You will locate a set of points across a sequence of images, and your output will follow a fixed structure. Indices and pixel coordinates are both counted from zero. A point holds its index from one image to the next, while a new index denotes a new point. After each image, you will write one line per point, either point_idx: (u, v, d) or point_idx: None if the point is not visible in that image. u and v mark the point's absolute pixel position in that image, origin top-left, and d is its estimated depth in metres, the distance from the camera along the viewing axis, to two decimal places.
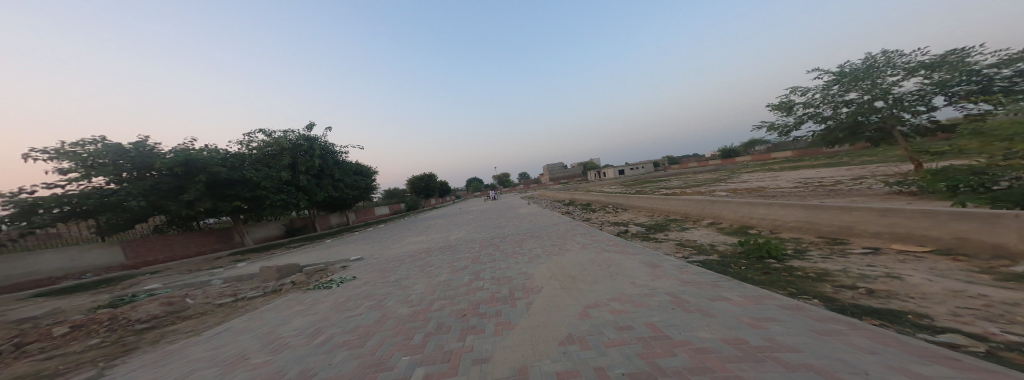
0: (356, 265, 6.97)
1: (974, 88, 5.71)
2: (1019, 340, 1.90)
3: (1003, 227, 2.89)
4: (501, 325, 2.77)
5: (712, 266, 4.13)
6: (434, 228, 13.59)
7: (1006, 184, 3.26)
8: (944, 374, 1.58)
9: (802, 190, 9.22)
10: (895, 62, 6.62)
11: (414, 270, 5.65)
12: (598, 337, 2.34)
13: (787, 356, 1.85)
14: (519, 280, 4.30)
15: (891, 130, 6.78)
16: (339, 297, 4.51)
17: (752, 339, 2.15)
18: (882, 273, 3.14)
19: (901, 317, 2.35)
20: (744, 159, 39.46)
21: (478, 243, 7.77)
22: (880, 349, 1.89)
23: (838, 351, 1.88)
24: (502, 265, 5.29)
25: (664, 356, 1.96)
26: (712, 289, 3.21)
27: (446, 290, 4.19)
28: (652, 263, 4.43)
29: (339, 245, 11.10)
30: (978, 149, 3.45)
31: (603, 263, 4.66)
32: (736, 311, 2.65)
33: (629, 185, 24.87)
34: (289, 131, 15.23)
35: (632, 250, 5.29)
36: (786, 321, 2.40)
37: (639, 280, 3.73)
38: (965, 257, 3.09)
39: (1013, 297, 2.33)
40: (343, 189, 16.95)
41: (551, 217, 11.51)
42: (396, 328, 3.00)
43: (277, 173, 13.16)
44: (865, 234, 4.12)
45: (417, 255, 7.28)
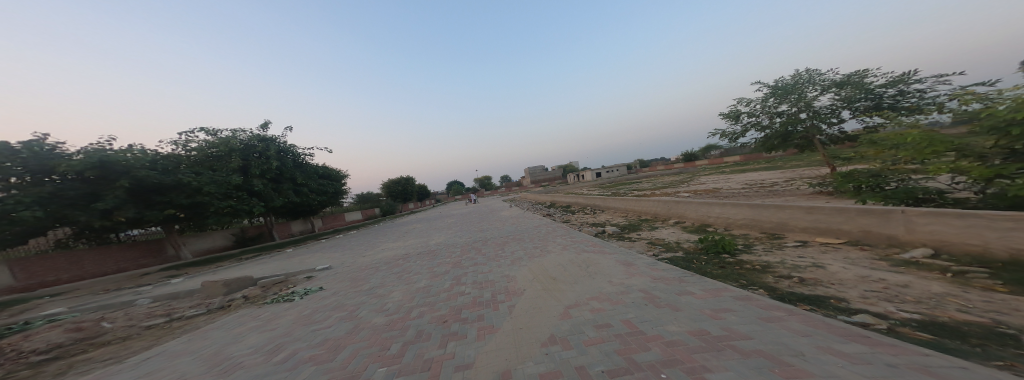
0: (323, 275, 6.51)
1: (870, 104, 6.75)
2: (910, 316, 2.26)
3: (894, 221, 3.44)
4: (484, 330, 2.75)
5: (676, 262, 4.43)
6: (407, 233, 13.10)
7: (895, 184, 3.87)
8: (859, 350, 1.84)
9: (750, 190, 10.24)
10: (814, 80, 7.63)
11: (391, 278, 5.40)
12: (579, 336, 2.41)
13: (742, 343, 2.05)
14: (502, 283, 4.28)
15: (811, 139, 7.78)
16: (301, 310, 4.18)
17: (713, 329, 2.34)
18: (811, 263, 3.58)
19: (825, 301, 2.70)
20: (703, 163, 42.83)
21: (459, 247, 7.63)
22: (811, 332, 2.16)
23: (779, 336, 2.12)
24: (484, 269, 5.24)
25: (639, 351, 2.07)
26: (678, 284, 3.44)
27: (425, 297, 4.06)
28: (626, 261, 4.64)
29: (302, 255, 10.30)
30: (874, 156, 4.07)
31: (582, 263, 4.81)
32: (698, 304, 2.87)
33: (606, 188, 25.96)
34: (239, 131, 13.90)
35: (609, 249, 5.52)
36: (739, 311, 2.66)
37: (616, 278, 3.90)
38: (868, 246, 3.64)
39: (904, 280, 2.77)
40: (307, 194, 15.82)
41: (529, 220, 11.59)
42: (371, 339, 2.85)
43: (225, 177, 11.93)
44: (796, 229, 4.69)
45: (394, 262, 6.97)
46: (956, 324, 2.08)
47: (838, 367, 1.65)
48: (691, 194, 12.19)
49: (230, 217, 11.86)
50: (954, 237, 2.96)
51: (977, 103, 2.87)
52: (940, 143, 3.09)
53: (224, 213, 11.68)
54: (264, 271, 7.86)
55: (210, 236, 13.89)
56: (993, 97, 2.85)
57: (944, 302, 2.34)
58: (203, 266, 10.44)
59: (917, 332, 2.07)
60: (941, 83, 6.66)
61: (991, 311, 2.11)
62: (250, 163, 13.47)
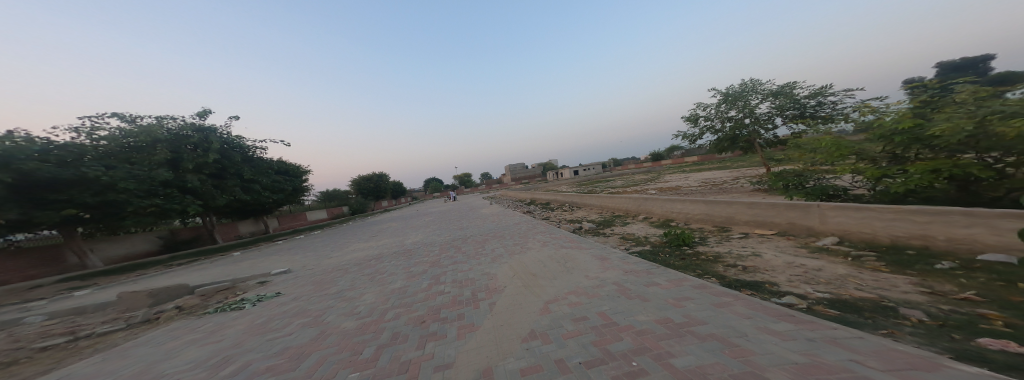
0: (280, 280, 6.04)
1: (798, 112, 7.67)
2: (822, 296, 2.65)
3: (811, 214, 3.99)
4: (464, 329, 2.76)
5: (644, 256, 4.73)
6: (377, 232, 12.52)
7: (814, 183, 4.46)
8: (786, 328, 2.13)
9: (706, 188, 11.19)
10: (756, 88, 8.48)
11: (362, 280, 5.17)
12: (558, 330, 2.51)
13: (700, 328, 2.27)
14: (482, 281, 4.28)
15: (753, 142, 8.65)
16: (254, 319, 3.85)
17: (675, 317, 2.56)
18: (751, 252, 4.03)
19: (761, 286, 3.07)
20: (668, 162, 45.88)
21: (437, 246, 7.47)
22: (751, 314, 2.46)
23: (728, 320, 2.38)
24: (464, 267, 5.20)
25: (613, 341, 2.20)
26: (646, 276, 3.70)
27: (401, 298, 3.94)
28: (601, 256, 4.86)
29: (255, 258, 9.43)
30: (799, 158, 4.65)
31: (560, 259, 4.97)
32: (663, 294, 3.12)
33: (582, 185, 26.84)
34: (167, 118, 12.31)
35: (585, 245, 5.76)
36: (696, 299, 2.92)
37: (592, 273, 4.09)
38: (793, 236, 4.18)
39: (819, 264, 3.23)
40: (257, 191, 14.51)
41: (504, 218, 11.60)
42: (341, 344, 2.73)
43: (148, 170, 10.47)
44: (739, 222, 5.23)
45: (365, 262, 6.65)
46: (855, 300, 2.48)
47: (773, 345, 1.89)
48: (656, 192, 12.99)
49: (155, 218, 10.55)
50: (852, 227, 3.51)
51: (873, 115, 3.40)
52: (846, 147, 3.63)
53: (146, 214, 10.37)
54: (205, 278, 7.07)
55: (127, 240, 12.24)
56: (882, 110, 3.40)
57: (846, 282, 2.77)
58: (125, 274, 9.13)
59: (826, 309, 2.43)
60: (849, 96, 7.77)
61: (876, 287, 2.55)
62: (181, 155, 11.96)
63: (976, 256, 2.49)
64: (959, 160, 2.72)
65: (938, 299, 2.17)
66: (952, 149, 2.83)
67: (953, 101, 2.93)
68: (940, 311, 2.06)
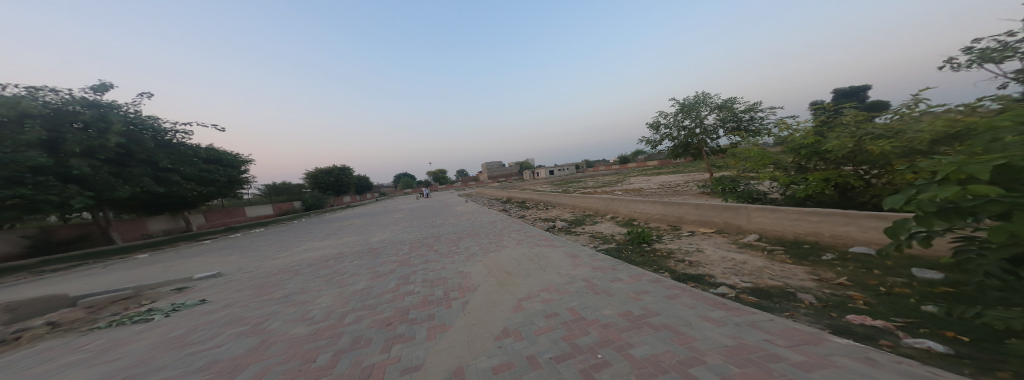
0: (205, 285, 5.55)
1: (738, 125, 8.59)
2: (745, 285, 3.09)
3: (739, 214, 4.58)
4: (434, 329, 2.81)
5: (610, 253, 5.09)
6: (336, 230, 11.83)
7: (743, 187, 5.10)
8: (721, 315, 2.48)
9: (666, 190, 12.09)
10: (706, 101, 9.35)
11: (318, 282, 4.92)
12: (530, 327, 2.66)
13: (655, 320, 2.55)
14: (454, 280, 4.31)
15: (701, 150, 9.53)
16: (165, 333, 3.46)
17: (634, 309, 2.83)
18: (695, 249, 4.51)
19: (703, 278, 3.48)
20: (635, 165, 48.61)
21: (408, 244, 7.29)
22: (694, 304, 2.80)
23: (677, 310, 2.70)
24: (436, 266, 5.18)
25: (580, 335, 2.40)
26: (612, 272, 4.00)
27: (363, 300, 3.86)
28: (572, 253, 5.13)
29: (171, 261, 8.36)
30: (733, 165, 5.29)
31: (534, 257, 5.16)
32: (625, 289, 3.40)
33: (557, 185, 27.53)
34: (44, 89, 10.15)
35: (558, 243, 6.00)
36: (653, 292, 3.23)
37: (564, 270, 4.32)
38: (726, 234, 4.77)
39: (744, 258, 3.74)
40: (176, 183, 12.87)
41: (474, 216, 11.58)
42: (289, 352, 2.64)
43: (10, 153, 8.64)
44: (688, 222, 5.79)
45: (323, 263, 6.29)
46: (769, 287, 2.94)
47: (711, 331, 2.22)
48: (622, 193, 13.80)
49: (19, 212, 9.02)
50: (768, 225, 4.10)
51: (787, 131, 3.99)
52: (767, 157, 4.22)
53: (8, 207, 8.87)
54: (114, 284, 6.19)
55: None
56: (794, 127, 4.00)
57: (762, 273, 3.25)
58: None
59: (748, 296, 2.84)
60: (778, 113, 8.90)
61: (783, 276, 3.04)
62: (64, 135, 9.85)
63: (849, 249, 3.09)
64: (841, 171, 3.33)
65: (824, 285, 2.65)
66: (839, 162, 3.44)
67: (842, 123, 3.55)
68: (824, 295, 2.53)
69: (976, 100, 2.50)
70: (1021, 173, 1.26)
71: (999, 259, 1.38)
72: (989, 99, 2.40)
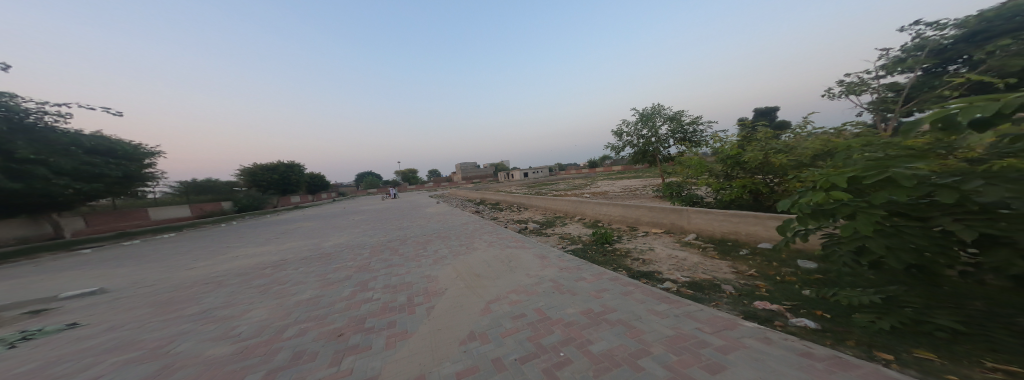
0: (77, 305, 4.15)
1: (686, 135, 9.48)
2: (685, 280, 3.39)
3: (684, 216, 5.04)
4: (395, 337, 2.54)
5: (577, 253, 5.02)
6: (280, 236, 10.40)
7: (686, 192, 5.67)
8: (667, 310, 2.67)
9: (628, 193, 12.87)
10: (659, 113, 10.14)
11: (252, 294, 4.10)
12: (497, 329, 2.54)
13: (613, 316, 2.65)
14: (421, 285, 3.83)
15: (656, 157, 10.34)
16: (8, 369, 2.39)
17: (595, 306, 2.88)
18: (648, 248, 4.83)
19: (652, 275, 3.72)
20: (603, 169, 51.11)
21: (370, 249, 6.67)
22: (644, 299, 2.96)
23: (631, 305, 2.83)
24: (402, 270, 4.58)
25: (545, 335, 2.38)
26: (577, 272, 3.90)
27: (309, 311, 3.33)
28: (542, 254, 4.74)
29: (42, 275, 6.46)
30: (678, 172, 5.86)
31: (504, 259, 4.62)
32: (587, 288, 3.38)
33: (530, 187, 27.90)
34: None
35: (530, 244, 5.45)
36: (612, 289, 3.27)
37: (533, 271, 4.01)
38: (673, 234, 5.21)
39: (688, 256, 4.10)
40: (39, 179, 9.18)
41: (437, 219, 11.12)
42: (205, 376, 2.16)
43: None
44: (643, 223, 6.19)
45: (264, 271, 5.43)
46: (704, 281, 3.25)
47: (658, 325, 2.41)
48: (589, 196, 14.40)
49: None
50: (704, 225, 4.58)
51: (717, 142, 4.59)
52: (702, 165, 4.77)
53: None
54: None
55: None
56: (722, 140, 4.61)
57: (698, 268, 3.65)
58: None
59: (686, 290, 3.12)
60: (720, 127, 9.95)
61: (712, 270, 3.45)
62: None
63: (759, 246, 3.69)
64: (754, 180, 3.95)
65: (742, 276, 3.08)
66: (753, 172, 4.07)
67: (757, 138, 4.20)
68: (739, 285, 2.94)
69: (842, 125, 3.12)
70: (861, 183, 1.62)
71: (849, 251, 1.75)
72: (849, 125, 3.01)
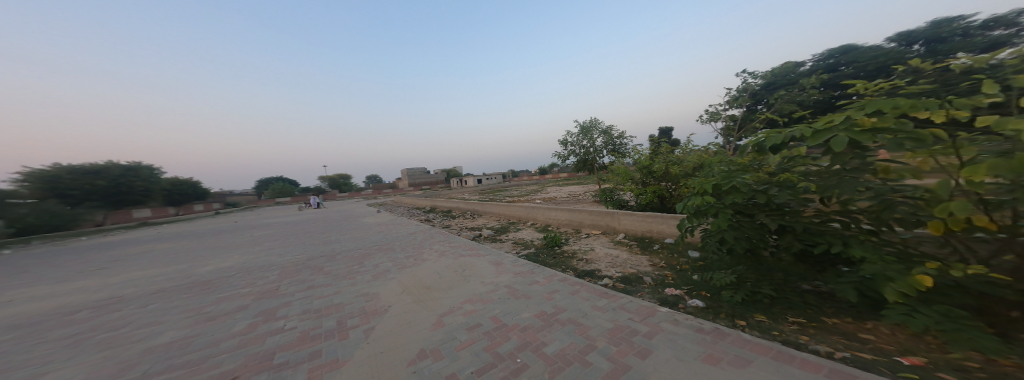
0: None
1: (619, 147, 10.65)
2: (618, 275, 3.75)
3: (616, 218, 5.65)
4: (324, 368, 2.19)
5: (529, 258, 5.16)
6: (122, 257, 7.48)
7: (618, 196, 6.41)
8: (610, 304, 2.80)
9: (573, 199, 13.77)
10: (596, 126, 11.21)
11: (89, 335, 2.93)
12: (451, 343, 2.35)
13: (563, 315, 2.67)
14: (356, 305, 3.44)
15: (594, 166, 11.35)
16: None
17: (548, 308, 2.85)
18: (589, 249, 5.23)
19: (593, 273, 4.01)
20: (551, 176, 53.66)
21: (290, 264, 5.58)
22: (592, 297, 3.05)
23: (579, 303, 2.91)
24: (330, 291, 3.98)
25: (502, 343, 2.29)
26: (530, 276, 3.87)
27: (174, 358, 2.43)
28: (497, 261, 4.66)
29: None
30: (609, 179, 6.58)
31: (458, 268, 4.50)
32: (540, 290, 3.36)
33: (481, 194, 27.75)
34: None
35: (483, 252, 5.38)
36: (562, 290, 3.30)
37: (488, 278, 3.89)
38: (610, 234, 5.76)
39: (621, 254, 4.56)
40: None
41: (372, 231, 10.09)
42: None
43: None
44: (586, 226, 6.67)
45: (129, 298, 4.07)
46: (634, 275, 3.65)
47: (605, 319, 2.51)
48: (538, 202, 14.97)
49: None
50: (633, 226, 5.18)
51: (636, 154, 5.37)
52: (626, 174, 5.51)
53: None
54: None
55: None
56: (638, 153, 5.44)
57: (627, 264, 4.09)
58: None
59: (619, 284, 3.44)
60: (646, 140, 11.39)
61: (637, 265, 3.93)
62: None
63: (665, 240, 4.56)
64: (658, 188, 4.93)
65: (659, 269, 3.62)
66: (660, 179, 5.03)
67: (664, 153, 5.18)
68: (656, 276, 3.44)
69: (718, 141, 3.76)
70: (718, 189, 2.14)
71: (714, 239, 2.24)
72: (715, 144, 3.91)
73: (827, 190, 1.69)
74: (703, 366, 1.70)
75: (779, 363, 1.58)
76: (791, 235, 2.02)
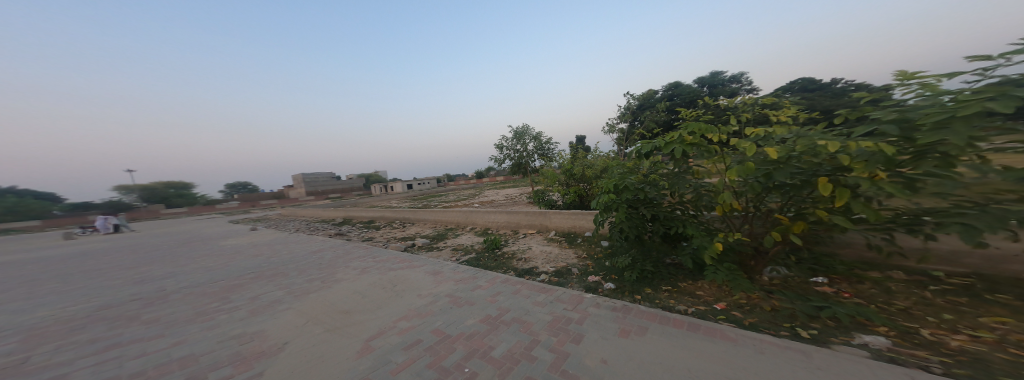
0: None
1: (549, 152, 11.49)
2: (553, 269, 4.06)
3: (548, 217, 6.09)
4: None
5: (471, 263, 5.12)
6: None
7: (548, 197, 6.94)
8: (547, 298, 3.04)
9: (509, 201, 14.17)
10: (528, 133, 11.86)
11: None
12: (385, 368, 2.09)
13: (507, 316, 2.76)
14: (222, 355, 2.34)
15: (528, 169, 11.97)
16: None
17: (492, 311, 2.91)
18: (526, 248, 5.50)
19: (531, 271, 4.24)
20: (488, 180, 54.07)
21: (137, 293, 3.98)
22: (533, 294, 3.23)
23: (521, 301, 3.07)
24: (162, 344, 2.56)
25: (447, 356, 2.18)
26: (472, 282, 3.87)
27: None
28: (434, 271, 4.45)
29: None
30: (541, 181, 7.07)
31: (387, 284, 4.03)
32: (483, 294, 3.41)
33: (415, 200, 26.12)
34: None
35: (418, 263, 5.00)
36: (505, 291, 3.42)
37: (425, 291, 3.68)
38: (544, 233, 6.17)
39: (554, 250, 4.93)
40: None
41: (243, 244, 7.48)
42: None
43: None
44: (522, 226, 6.97)
45: None
46: (566, 267, 4.02)
47: (544, 313, 2.70)
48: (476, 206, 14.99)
49: None
50: (564, 223, 5.67)
51: (562, 157, 5.95)
52: (554, 176, 6.04)
53: None
54: None
55: None
56: (561, 157, 6.04)
57: (559, 258, 4.48)
58: None
59: (553, 278, 3.74)
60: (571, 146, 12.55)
61: (567, 258, 4.35)
62: None
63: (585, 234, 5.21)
64: (578, 189, 5.60)
65: (583, 259, 4.11)
66: (580, 181, 5.76)
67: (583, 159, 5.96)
68: (583, 266, 3.86)
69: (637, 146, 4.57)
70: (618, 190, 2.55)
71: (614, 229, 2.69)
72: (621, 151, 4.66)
73: (674, 186, 2.29)
74: (619, 340, 2.00)
75: (664, 326, 2.05)
76: (659, 222, 2.52)
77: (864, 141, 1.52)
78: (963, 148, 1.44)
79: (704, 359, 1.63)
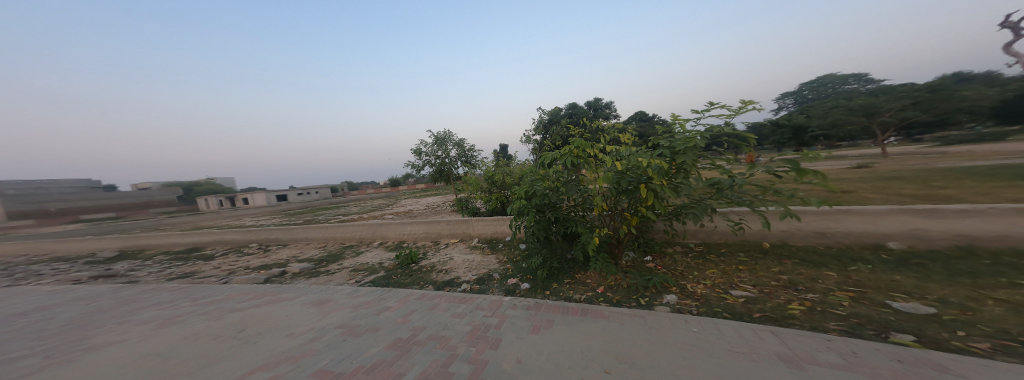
0: None
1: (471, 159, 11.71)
2: (475, 277, 4.17)
3: (471, 224, 6.22)
4: None
5: (383, 283, 4.72)
6: None
7: (472, 204, 7.09)
8: (466, 308, 3.12)
9: (429, 211, 13.57)
10: (449, 139, 11.80)
11: None
12: None
13: (422, 336, 2.67)
14: None
15: (450, 176, 11.85)
16: None
17: (404, 333, 2.76)
18: (448, 259, 5.45)
19: (453, 281, 4.24)
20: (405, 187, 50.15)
21: None
22: (450, 307, 3.25)
23: (439, 316, 3.03)
24: None
25: None
26: (378, 304, 3.56)
27: None
28: (318, 300, 3.75)
29: None
30: (464, 189, 7.17)
31: (239, 325, 3.00)
32: (392, 316, 3.19)
33: (308, 212, 21.81)
34: None
35: (288, 295, 4.01)
36: (420, 308, 3.32)
37: (302, 326, 2.98)
38: (467, 241, 6.24)
39: (477, 258, 5.06)
40: None
41: None
42: None
43: None
44: (444, 236, 6.83)
45: None
46: (487, 274, 4.21)
47: (462, 325, 2.76)
48: (391, 217, 13.75)
49: None
50: (486, 231, 5.89)
51: (484, 166, 6.22)
52: (477, 184, 6.25)
53: None
54: None
55: None
56: (483, 165, 6.30)
57: (481, 265, 4.63)
58: None
59: (474, 286, 3.86)
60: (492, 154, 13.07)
61: (488, 265, 4.54)
62: None
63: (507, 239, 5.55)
64: (499, 196, 5.93)
65: (503, 263, 4.41)
66: (501, 187, 6.15)
67: (504, 169, 6.37)
68: (503, 270, 4.13)
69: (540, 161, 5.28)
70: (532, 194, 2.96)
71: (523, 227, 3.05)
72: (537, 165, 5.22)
73: (567, 190, 2.80)
74: (533, 336, 2.28)
75: (564, 316, 2.45)
76: (560, 223, 3.03)
77: (655, 160, 2.20)
78: (693, 163, 2.33)
79: (593, 339, 2.04)
